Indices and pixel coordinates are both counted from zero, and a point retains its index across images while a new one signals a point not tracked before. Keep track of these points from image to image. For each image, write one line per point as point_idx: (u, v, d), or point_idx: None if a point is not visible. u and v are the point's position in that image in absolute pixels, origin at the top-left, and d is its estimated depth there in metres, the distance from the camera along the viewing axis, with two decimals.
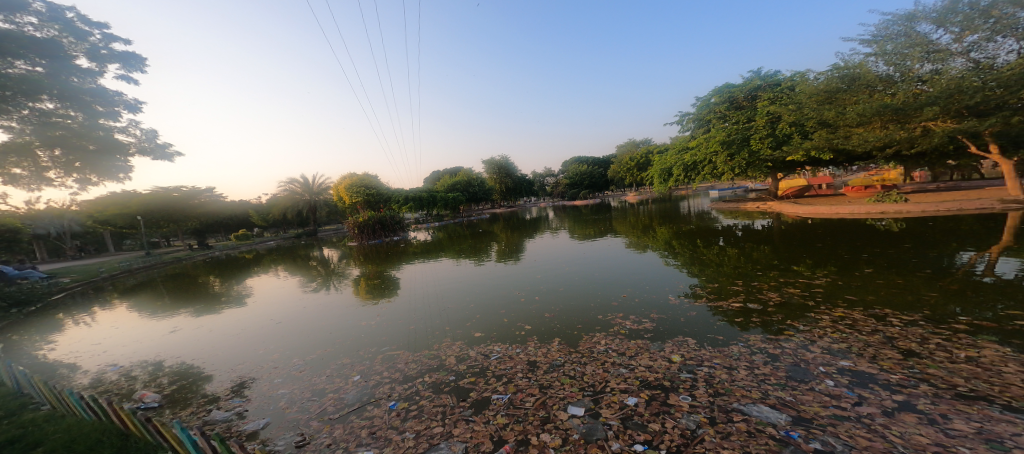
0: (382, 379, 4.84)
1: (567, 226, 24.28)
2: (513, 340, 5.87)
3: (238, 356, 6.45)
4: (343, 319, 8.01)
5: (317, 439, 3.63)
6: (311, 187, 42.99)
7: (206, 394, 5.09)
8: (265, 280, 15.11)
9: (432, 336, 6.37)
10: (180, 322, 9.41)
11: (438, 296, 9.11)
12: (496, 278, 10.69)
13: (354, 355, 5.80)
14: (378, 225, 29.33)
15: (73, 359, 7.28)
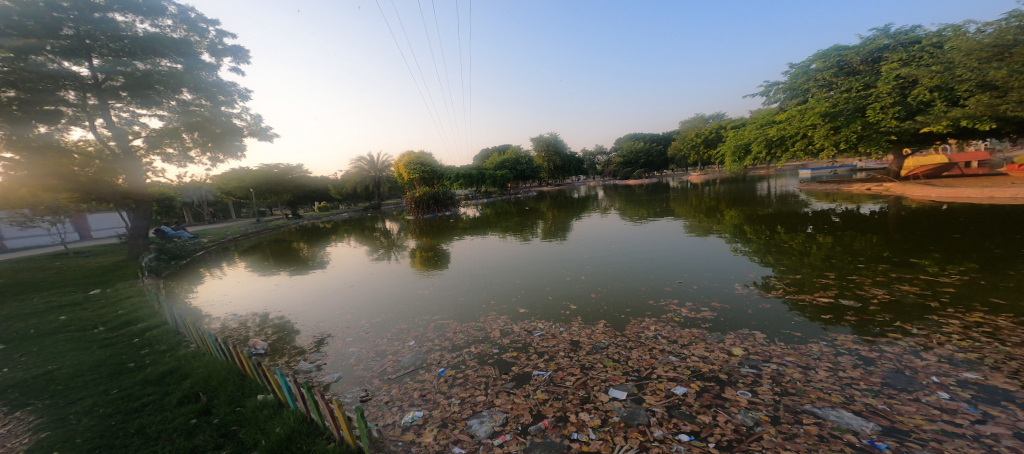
0: (433, 346, 5.19)
1: (618, 206, 23.31)
2: (558, 318, 5.88)
3: (320, 315, 7.34)
4: (401, 287, 8.69)
5: (377, 396, 4.04)
6: (375, 163, 46.08)
7: (295, 346, 5.89)
8: (340, 248, 16.84)
9: (480, 309, 6.62)
10: (280, 281, 10.98)
11: (484, 270, 9.48)
12: (544, 255, 10.78)
13: (410, 321, 6.27)
14: (431, 199, 30.69)
15: (208, 306, 8.92)
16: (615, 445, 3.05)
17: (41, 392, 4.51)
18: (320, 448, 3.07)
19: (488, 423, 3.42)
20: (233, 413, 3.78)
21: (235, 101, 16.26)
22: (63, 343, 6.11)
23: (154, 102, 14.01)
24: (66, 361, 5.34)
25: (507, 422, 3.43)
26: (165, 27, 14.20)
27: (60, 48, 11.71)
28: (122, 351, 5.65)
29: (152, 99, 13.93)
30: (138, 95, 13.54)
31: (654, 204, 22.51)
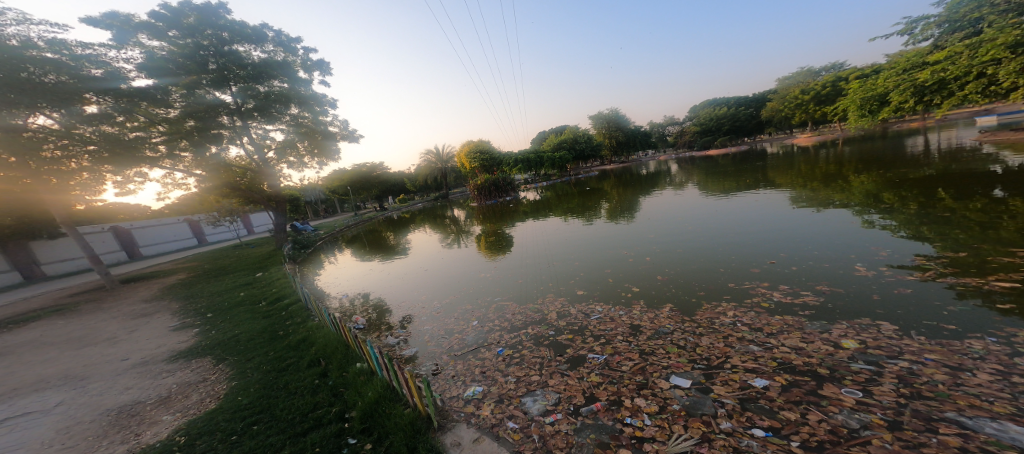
0: (494, 326, 5.42)
1: (693, 180, 21.07)
2: (618, 301, 5.65)
3: (405, 296, 8.21)
4: (468, 271, 9.23)
5: (445, 370, 4.39)
6: (442, 155, 48.76)
7: (385, 322, 6.70)
8: (420, 236, 18.41)
9: (539, 290, 6.73)
10: (375, 266, 12.52)
11: (543, 253, 9.53)
12: (607, 236, 10.34)
13: (474, 303, 6.63)
14: (492, 186, 31.54)
15: (329, 286, 10.67)
16: (672, 433, 2.91)
17: (231, 350, 5.88)
18: (400, 412, 3.45)
19: (541, 401, 3.51)
20: (341, 376, 4.42)
21: (327, 109, 18.58)
22: (235, 315, 7.84)
23: (275, 119, 16.79)
24: (242, 328, 6.85)
25: (560, 402, 3.46)
26: (271, 52, 16.88)
27: (211, 81, 14.81)
28: (275, 321, 7.03)
29: (274, 116, 16.79)
30: (263, 113, 16.36)
31: (740, 175, 19.80)
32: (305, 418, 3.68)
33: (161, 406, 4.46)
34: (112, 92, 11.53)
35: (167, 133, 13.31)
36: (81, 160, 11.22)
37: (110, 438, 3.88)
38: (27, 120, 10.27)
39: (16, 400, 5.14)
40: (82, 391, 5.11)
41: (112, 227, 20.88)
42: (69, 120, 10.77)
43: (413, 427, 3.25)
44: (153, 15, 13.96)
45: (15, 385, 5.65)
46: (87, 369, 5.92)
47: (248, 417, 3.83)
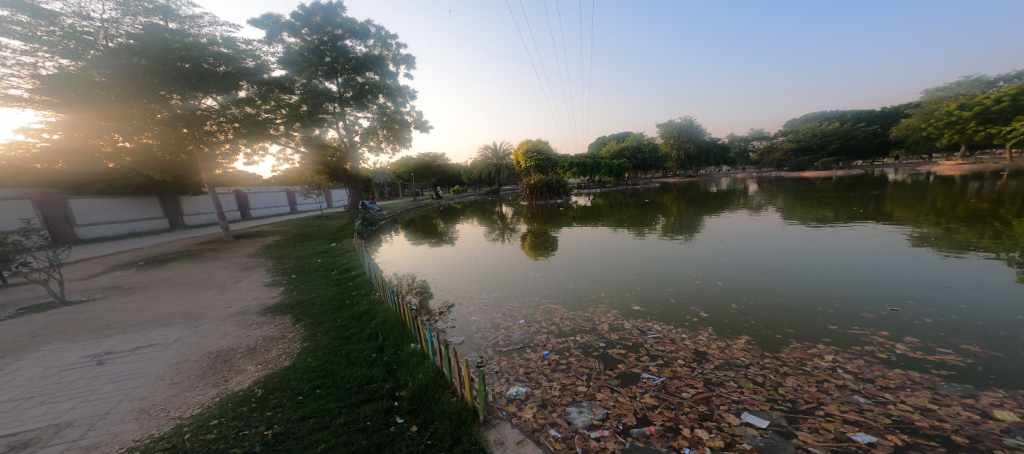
0: (541, 327, 5.45)
1: (772, 204, 19.65)
2: (682, 324, 5.46)
3: (452, 283, 8.41)
4: (517, 268, 9.29)
5: (489, 364, 4.44)
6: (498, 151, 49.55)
7: (427, 307, 6.85)
8: (468, 227, 18.74)
9: (588, 299, 6.65)
10: (427, 250, 12.92)
11: (599, 261, 9.34)
12: (675, 252, 10.00)
13: (522, 301, 6.67)
14: (546, 187, 31.60)
15: (386, 263, 11.15)
16: None
17: (307, 313, 6.31)
18: (447, 400, 3.50)
19: (586, 414, 3.49)
20: (395, 354, 4.58)
21: (408, 101, 19.68)
22: (309, 280, 8.49)
23: (365, 107, 18.14)
24: (317, 292, 7.39)
25: (608, 418, 3.45)
26: (371, 47, 18.20)
27: (324, 72, 16.81)
28: (343, 290, 7.48)
29: (365, 104, 18.08)
30: (356, 102, 17.71)
31: (832, 204, 18.10)
32: (361, 389, 3.84)
33: (248, 356, 4.85)
34: (257, 82, 14.40)
35: (285, 115, 15.37)
36: (229, 135, 14.13)
37: (206, 379, 4.28)
38: (199, 100, 13.32)
39: (146, 331, 5.82)
40: (194, 332, 5.69)
41: (235, 189, 23.91)
42: (226, 102, 13.74)
43: (459, 418, 3.29)
44: (294, 15, 16.27)
45: (146, 317, 6.40)
46: (195, 313, 6.58)
47: (314, 379, 4.06)
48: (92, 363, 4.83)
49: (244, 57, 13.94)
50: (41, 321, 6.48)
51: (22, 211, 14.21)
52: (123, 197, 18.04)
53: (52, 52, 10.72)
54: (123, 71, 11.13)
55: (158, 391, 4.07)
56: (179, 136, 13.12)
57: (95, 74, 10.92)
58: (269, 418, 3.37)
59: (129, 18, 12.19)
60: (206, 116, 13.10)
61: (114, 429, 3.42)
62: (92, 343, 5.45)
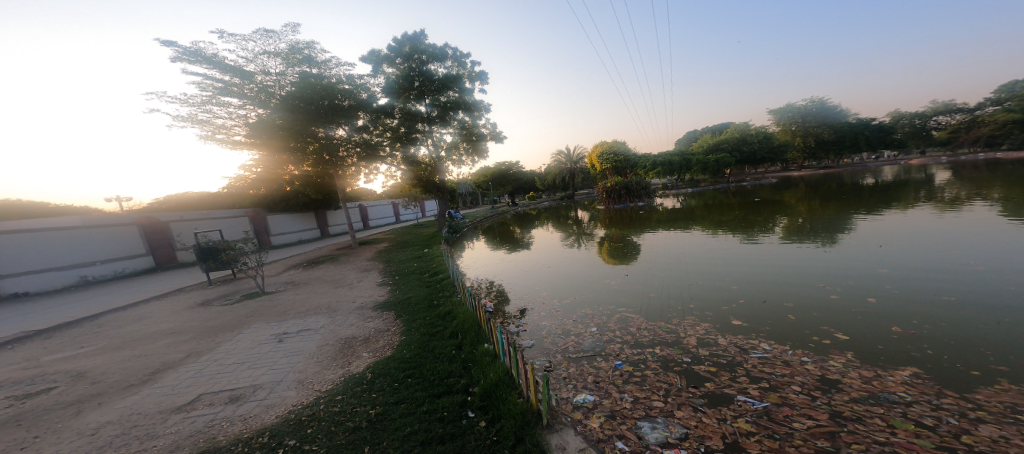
0: (615, 337, 5.20)
1: (921, 201, 15.76)
2: (804, 346, 4.63)
3: (526, 288, 8.59)
4: (592, 274, 9.03)
5: (558, 370, 4.42)
6: (572, 156, 49.03)
7: (503, 310, 7.11)
8: (544, 232, 19.00)
9: (670, 309, 6.12)
10: (503, 256, 13.44)
11: (685, 269, 8.51)
12: (785, 259, 8.66)
13: (595, 308, 6.46)
14: (624, 190, 30.05)
15: (469, 268, 11.87)
16: None
17: (404, 310, 7.10)
18: (514, 400, 3.60)
19: (661, 431, 3.24)
20: (470, 352, 4.89)
21: (484, 114, 20.93)
22: (406, 281, 9.54)
23: (448, 123, 19.65)
24: (412, 292, 8.30)
25: (687, 438, 3.15)
26: (449, 67, 19.69)
27: (415, 95, 18.60)
28: (432, 291, 8.26)
29: (447, 120, 19.60)
30: (441, 119, 19.29)
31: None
32: (440, 382, 4.19)
33: (363, 344, 5.66)
34: (370, 111, 17.27)
35: (388, 137, 17.88)
36: (356, 160, 16.92)
37: (335, 361, 5.10)
38: (334, 131, 16.07)
39: (303, 318, 7.22)
40: (332, 321, 6.88)
41: (358, 204, 27.86)
42: (350, 132, 16.50)
43: (523, 418, 3.35)
44: (389, 49, 18.60)
45: (303, 308, 7.94)
46: (332, 305, 7.93)
47: (406, 368, 4.58)
48: (275, 340, 6.19)
49: (361, 91, 16.66)
50: (248, 306, 8.50)
51: (242, 225, 18.99)
52: (294, 211, 22.80)
53: (255, 105, 14.42)
54: (292, 115, 14.47)
55: (295, 368, 5.00)
56: (324, 164, 16.01)
57: (277, 119, 14.37)
58: (373, 400, 3.88)
59: (290, 69, 15.24)
60: (340, 145, 15.91)
61: (281, 394, 4.30)
62: (269, 325, 6.97)
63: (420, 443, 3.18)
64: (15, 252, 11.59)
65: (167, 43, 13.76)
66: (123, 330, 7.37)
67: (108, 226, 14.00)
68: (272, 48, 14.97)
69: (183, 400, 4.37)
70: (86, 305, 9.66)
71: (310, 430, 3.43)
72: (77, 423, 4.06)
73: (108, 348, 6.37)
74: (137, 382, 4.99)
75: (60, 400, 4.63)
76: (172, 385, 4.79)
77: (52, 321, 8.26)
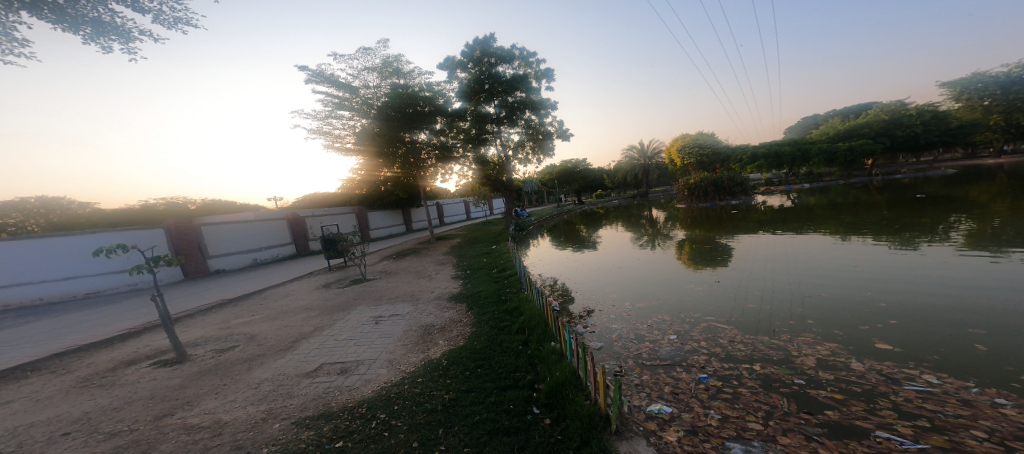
0: (700, 348, 4.85)
1: None
2: (1001, 385, 3.63)
3: (593, 288, 8.35)
4: (671, 278, 8.45)
5: (629, 375, 4.31)
6: (646, 153, 46.21)
7: (564, 309, 7.06)
8: (610, 232, 18.38)
9: (777, 324, 5.47)
10: (571, 255, 13.18)
11: (793, 280, 7.45)
12: (938, 273, 7.06)
13: (673, 315, 6.08)
14: (711, 188, 27.74)
15: (538, 265, 11.91)
16: None
17: (476, 303, 7.39)
18: (580, 401, 3.54)
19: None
20: (537, 349, 4.95)
21: (550, 113, 20.98)
22: (477, 276, 9.98)
23: (515, 123, 20.05)
24: (481, 286, 8.63)
25: None
26: (517, 68, 19.96)
27: (484, 98, 19.30)
28: (499, 287, 8.50)
29: (515, 120, 20.02)
30: (508, 119, 19.74)
31: None
32: (507, 375, 4.32)
33: (438, 332, 6.05)
34: (447, 115, 18.43)
35: (462, 139, 18.88)
36: (434, 161, 18.20)
37: (416, 346, 5.55)
38: (418, 136, 17.48)
39: (390, 304, 7.99)
40: (414, 308, 7.49)
41: (434, 202, 29.82)
42: (429, 136, 17.77)
43: (589, 421, 3.29)
44: (461, 55, 19.51)
45: (391, 294, 8.80)
46: (414, 294, 8.64)
47: (476, 359, 4.81)
48: (372, 321, 6.95)
49: (439, 97, 17.86)
50: (354, 290, 9.68)
51: (350, 221, 21.71)
52: (387, 208, 25.41)
53: (359, 116, 16.32)
54: (384, 124, 16.24)
55: (384, 349, 5.55)
56: (409, 166, 17.45)
57: (374, 128, 16.24)
58: (448, 386, 4.14)
59: (384, 81, 16.81)
60: (421, 148, 17.40)
61: (375, 371, 4.81)
62: (370, 308, 7.86)
63: (487, 432, 3.29)
64: (218, 238, 14.72)
65: (302, 68, 16.36)
66: (273, 304, 8.94)
67: (270, 220, 17.11)
68: (370, 64, 16.70)
69: (309, 367, 5.11)
70: (250, 282, 11.97)
71: (397, 407, 3.78)
72: (247, 376, 5.01)
73: (267, 317, 7.79)
74: (283, 347, 6.00)
75: (239, 356, 5.80)
76: (305, 353, 5.66)
77: (233, 292, 10.50)
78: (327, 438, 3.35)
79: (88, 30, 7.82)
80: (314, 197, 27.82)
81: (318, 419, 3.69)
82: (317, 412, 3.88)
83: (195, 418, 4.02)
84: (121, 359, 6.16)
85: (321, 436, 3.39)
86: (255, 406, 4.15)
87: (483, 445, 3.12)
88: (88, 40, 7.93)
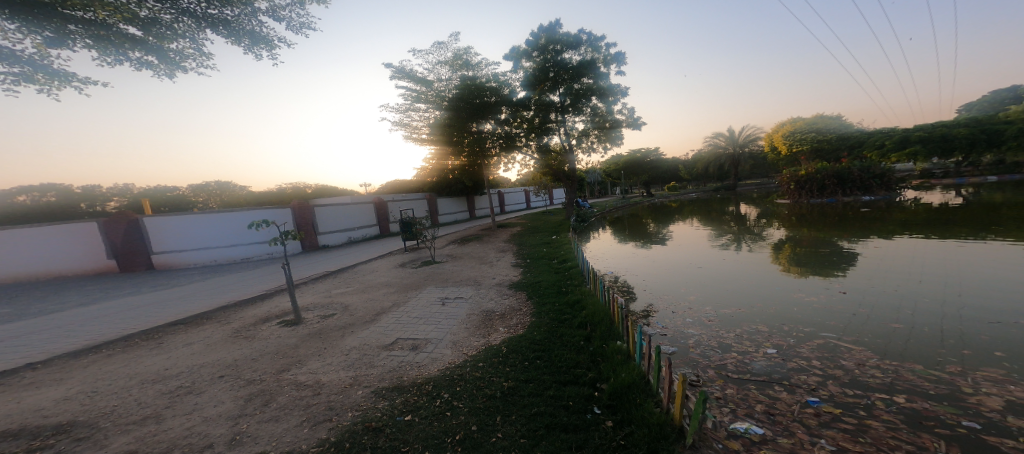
0: (804, 367, 4.36)
1: None
2: None
3: (666, 288, 7.85)
4: (763, 284, 7.65)
5: (709, 387, 4.09)
6: (736, 140, 43.68)
7: (628, 307, 6.82)
8: (684, 228, 17.25)
9: (944, 352, 4.48)
10: (641, 250, 12.46)
11: (941, 298, 6.20)
12: None
13: (766, 326, 5.55)
14: (825, 182, 25.30)
15: (608, 259, 11.50)
16: None
17: (539, 293, 7.39)
18: (650, 408, 3.36)
19: None
20: (601, 346, 4.81)
21: (619, 99, 20.03)
22: (538, 266, 9.94)
23: (581, 111, 19.51)
24: (542, 277, 8.61)
25: None
26: (584, 53, 19.23)
27: (549, 86, 18.99)
28: (561, 278, 8.43)
29: (581, 108, 19.46)
30: (573, 107, 19.24)
31: None
32: (567, 370, 4.26)
33: (500, 319, 6.18)
34: (511, 105, 18.57)
35: (525, 128, 18.72)
36: (498, 150, 18.51)
37: (478, 330, 5.73)
38: (483, 126, 18.01)
39: (457, 287, 8.40)
40: (478, 293, 7.78)
41: (497, 191, 30.53)
42: (493, 125, 18.12)
43: (660, 431, 3.10)
44: (527, 43, 19.34)
45: (460, 278, 9.24)
46: (477, 279, 8.92)
47: (536, 350, 4.82)
48: (442, 302, 7.35)
49: (505, 87, 18.09)
50: (430, 271, 10.32)
51: (423, 207, 23.13)
52: (454, 195, 26.61)
53: (432, 108, 17.27)
54: (453, 114, 16.84)
55: (449, 330, 5.83)
56: (474, 155, 17.92)
57: (443, 118, 16.98)
58: (506, 374, 4.21)
59: (454, 74, 17.38)
60: (486, 137, 17.81)
61: (441, 351, 5.07)
62: (438, 289, 8.31)
63: (544, 426, 3.27)
64: (326, 217, 16.70)
65: (387, 66, 17.72)
66: (361, 278, 9.94)
67: (362, 204, 18.90)
68: (443, 58, 17.38)
69: (388, 341, 5.54)
70: (346, 258, 13.43)
71: (459, 388, 3.94)
72: (342, 343, 5.60)
73: (357, 290, 8.71)
74: (369, 320, 6.60)
75: (336, 323, 6.53)
76: (385, 327, 6.16)
77: (331, 266, 11.89)
78: (398, 410, 3.61)
79: (249, 43, 9.51)
80: (394, 183, 30.32)
81: (392, 391, 4.01)
82: (392, 384, 4.20)
83: (302, 376, 4.60)
84: (256, 316, 7.35)
85: (393, 408, 3.65)
86: (345, 371, 4.62)
87: (539, 438, 3.11)
88: (245, 50, 9.73)
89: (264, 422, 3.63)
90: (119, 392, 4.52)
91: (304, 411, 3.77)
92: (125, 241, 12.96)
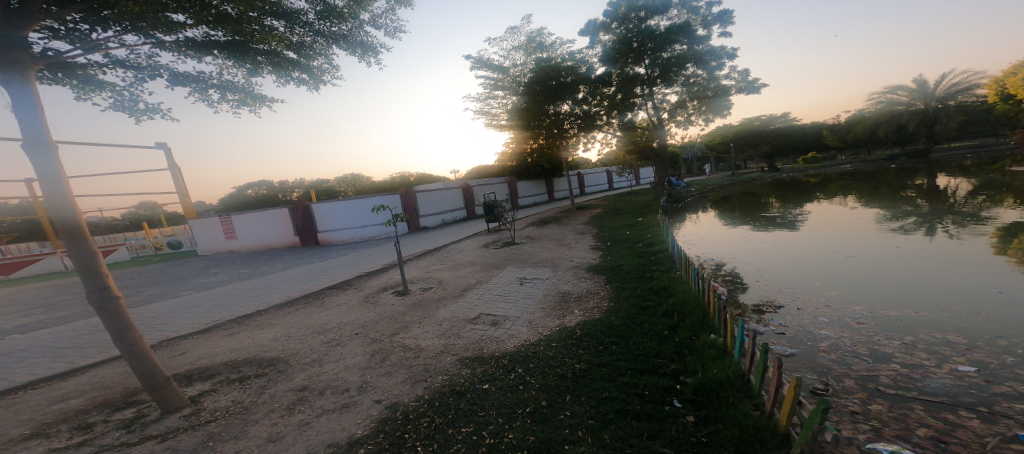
0: (1008, 395, 3.27)
1: None
2: None
3: (794, 281, 6.65)
4: (940, 282, 5.92)
5: (841, 399, 3.42)
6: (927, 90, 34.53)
7: (736, 299, 6.03)
8: (830, 208, 14.20)
9: None
10: (751, 234, 10.84)
11: None
12: None
13: (949, 337, 4.30)
14: None
15: (708, 244, 10.27)
16: None
17: (620, 278, 7.05)
18: (745, 410, 3.00)
19: None
20: (688, 338, 4.40)
21: (723, 63, 17.44)
22: (619, 249, 9.45)
23: (673, 82, 17.59)
24: (624, 260, 8.19)
25: None
26: (674, 17, 17.20)
27: (633, 58, 17.28)
28: (646, 262, 7.89)
29: (673, 79, 17.51)
30: (662, 79, 17.43)
31: None
32: (646, 359, 4.03)
33: (576, 301, 6.13)
34: (588, 83, 17.77)
35: (604, 106, 17.65)
36: (576, 130, 18.17)
37: (554, 311, 5.79)
38: (560, 107, 17.73)
39: (539, 267, 8.56)
40: (556, 274, 7.82)
41: (576, 173, 29.70)
42: (570, 105, 17.60)
43: (757, 435, 2.75)
44: (605, 14, 17.94)
45: (542, 258, 9.41)
46: (554, 261, 8.93)
47: (611, 335, 4.66)
48: (521, 281, 7.60)
49: (581, 65, 17.38)
50: (516, 250, 10.72)
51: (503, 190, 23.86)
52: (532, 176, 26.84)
53: (510, 95, 17.70)
54: (528, 99, 16.87)
55: (526, 309, 6.02)
56: (551, 136, 17.61)
57: (518, 104, 17.17)
58: (579, 356, 4.18)
59: (528, 57, 17.25)
60: (563, 119, 17.58)
61: (521, 328, 5.27)
62: (517, 269, 8.60)
63: (615, 411, 3.18)
64: (424, 202, 18.57)
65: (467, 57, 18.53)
66: (452, 256, 10.87)
67: (451, 189, 20.41)
68: (518, 42, 17.35)
69: (473, 315, 5.99)
70: (442, 238, 14.81)
71: (532, 365, 4.07)
72: (439, 314, 6.24)
73: (449, 267, 9.60)
74: (460, 294, 7.21)
75: (437, 296, 7.29)
76: (471, 301, 6.67)
77: (429, 245, 13.29)
78: (477, 379, 3.91)
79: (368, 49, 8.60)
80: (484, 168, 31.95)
81: (475, 360, 4.34)
82: (475, 354, 4.55)
83: (410, 340, 5.29)
84: (378, 285, 8.71)
85: (474, 376, 3.97)
86: (439, 339, 5.18)
87: (608, 422, 3.05)
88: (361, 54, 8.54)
89: (381, 375, 4.33)
90: (301, 338, 5.89)
91: (407, 370, 4.37)
92: (302, 221, 16.91)
